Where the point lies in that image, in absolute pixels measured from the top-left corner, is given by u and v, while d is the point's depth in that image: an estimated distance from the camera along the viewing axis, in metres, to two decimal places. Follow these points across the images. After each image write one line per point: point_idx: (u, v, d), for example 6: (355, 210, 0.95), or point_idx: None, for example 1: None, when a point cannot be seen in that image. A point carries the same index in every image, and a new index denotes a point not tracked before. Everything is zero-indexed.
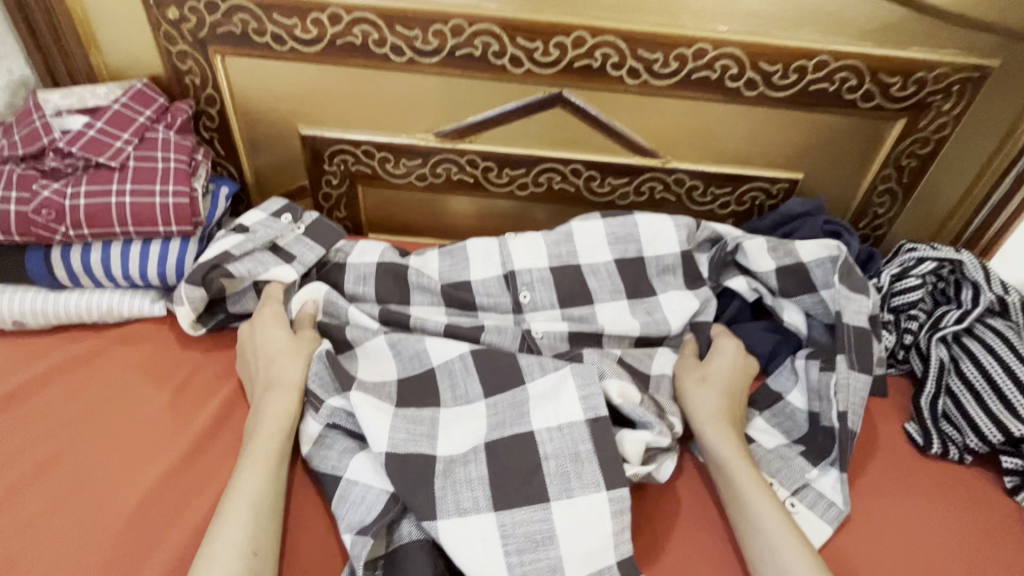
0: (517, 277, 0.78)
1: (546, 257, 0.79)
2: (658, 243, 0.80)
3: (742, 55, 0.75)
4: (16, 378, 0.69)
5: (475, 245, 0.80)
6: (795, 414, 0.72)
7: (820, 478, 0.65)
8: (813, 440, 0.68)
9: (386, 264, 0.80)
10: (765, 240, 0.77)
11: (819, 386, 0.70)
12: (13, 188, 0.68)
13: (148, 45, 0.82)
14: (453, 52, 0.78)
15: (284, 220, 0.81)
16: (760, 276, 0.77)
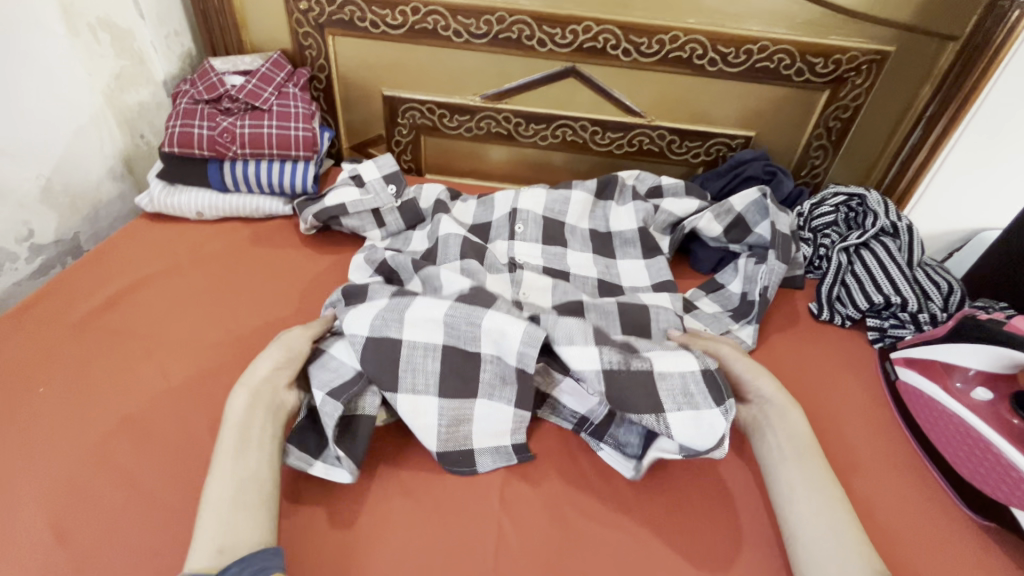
0: (518, 215, 1.04)
1: (545, 206, 1.06)
2: (621, 221, 1.08)
3: (705, 41, 1.04)
4: (201, 245, 1.03)
5: (500, 195, 1.09)
6: (729, 294, 0.99)
7: (738, 328, 0.91)
8: (739, 307, 0.95)
9: (439, 200, 1.05)
10: (712, 211, 1.03)
11: (751, 273, 0.98)
12: (204, 121, 1.02)
13: (282, 27, 1.15)
14: (497, 35, 1.09)
15: (387, 189, 1.04)
16: (710, 236, 1.05)
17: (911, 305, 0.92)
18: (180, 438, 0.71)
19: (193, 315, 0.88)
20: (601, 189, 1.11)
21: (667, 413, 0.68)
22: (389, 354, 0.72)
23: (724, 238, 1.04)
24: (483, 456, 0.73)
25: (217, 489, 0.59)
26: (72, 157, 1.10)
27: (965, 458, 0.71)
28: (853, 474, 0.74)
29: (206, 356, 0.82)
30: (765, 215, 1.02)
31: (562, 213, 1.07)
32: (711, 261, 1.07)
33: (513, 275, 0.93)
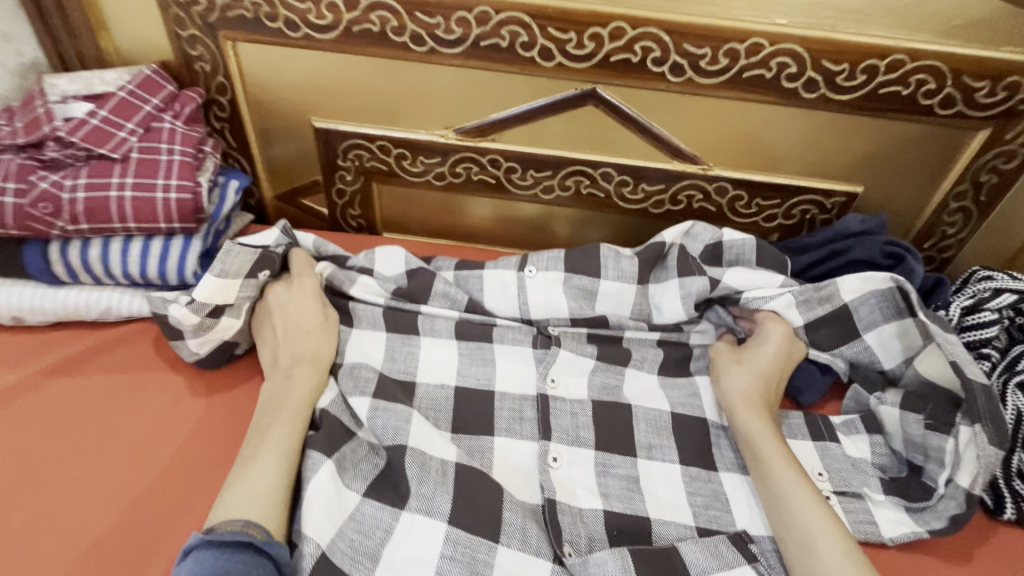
0: (533, 322, 0.76)
1: (566, 311, 0.74)
2: (666, 313, 0.76)
3: (804, 52, 0.66)
4: (9, 378, 0.65)
5: (495, 276, 0.76)
6: (878, 450, 0.69)
7: (882, 506, 0.65)
8: (902, 483, 0.67)
9: (412, 271, 0.76)
10: (795, 292, 0.74)
11: (918, 439, 0.66)
12: (11, 180, 0.65)
13: (157, 27, 0.77)
14: (478, 42, 0.71)
15: (279, 249, 0.72)
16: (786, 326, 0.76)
17: None
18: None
19: None
20: (647, 265, 0.76)
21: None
22: None
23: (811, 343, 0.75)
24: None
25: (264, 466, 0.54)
26: None
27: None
28: None
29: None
30: (890, 315, 0.73)
31: (590, 314, 0.75)
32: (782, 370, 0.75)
33: (543, 347, 0.74)
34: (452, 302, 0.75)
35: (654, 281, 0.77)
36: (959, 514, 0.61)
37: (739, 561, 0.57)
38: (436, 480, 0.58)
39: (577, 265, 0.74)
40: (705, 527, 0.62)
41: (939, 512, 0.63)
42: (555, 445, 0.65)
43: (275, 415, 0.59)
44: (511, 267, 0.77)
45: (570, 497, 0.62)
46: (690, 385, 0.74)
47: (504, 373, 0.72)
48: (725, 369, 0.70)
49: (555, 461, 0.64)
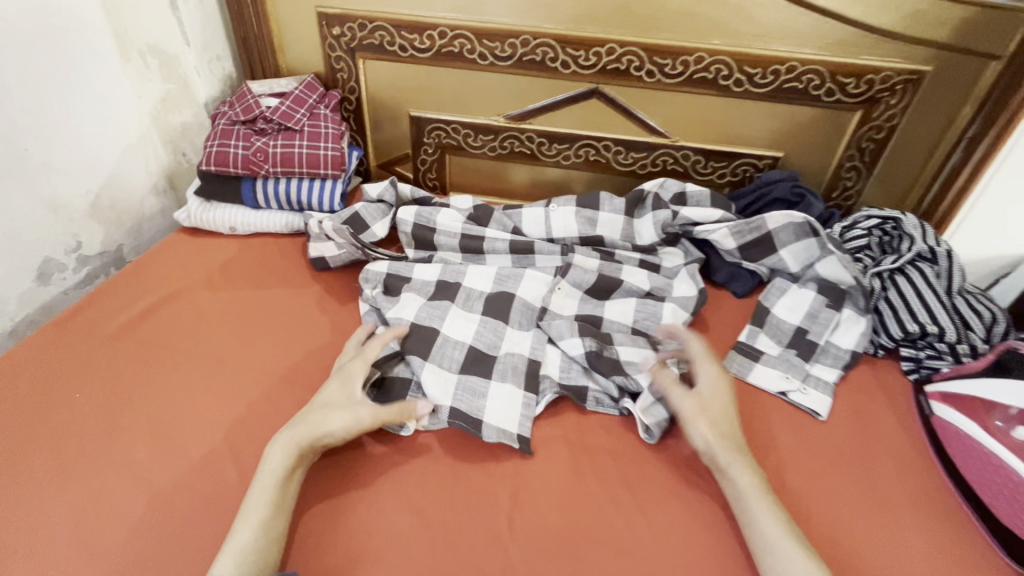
0: (556, 239, 1.07)
1: (576, 230, 1.06)
2: (644, 236, 1.06)
3: (731, 61, 1.03)
4: (230, 259, 1.06)
5: (529, 212, 1.08)
6: (782, 324, 0.93)
7: (812, 368, 0.87)
8: (799, 344, 0.91)
9: (477, 206, 1.10)
10: (730, 227, 1.02)
11: (813, 311, 0.93)
12: (240, 141, 1.08)
13: (317, 52, 1.20)
14: (522, 57, 1.11)
15: (386, 196, 1.10)
16: (724, 250, 1.04)
17: (950, 335, 0.87)
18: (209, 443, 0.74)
19: (226, 325, 0.91)
20: (631, 205, 1.08)
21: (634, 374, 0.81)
22: (426, 337, 0.84)
23: (740, 255, 1.03)
24: (488, 427, 0.75)
25: (249, 524, 0.60)
26: (117, 175, 1.17)
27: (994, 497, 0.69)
28: (871, 533, 0.68)
29: (233, 364, 0.84)
30: (800, 236, 0.98)
31: (591, 234, 1.06)
32: (721, 275, 1.05)
33: (565, 254, 1.02)
34: (504, 227, 1.08)
35: (636, 217, 1.08)
36: (850, 360, 0.88)
37: (644, 345, 0.87)
38: (473, 299, 0.93)
39: (585, 201, 1.07)
40: (640, 328, 0.92)
41: (838, 359, 0.89)
42: (563, 281, 0.96)
43: (259, 483, 0.64)
44: (539, 206, 1.09)
45: (559, 308, 0.94)
46: (666, 280, 1.01)
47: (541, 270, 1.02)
48: (692, 428, 0.72)
49: (558, 288, 0.95)
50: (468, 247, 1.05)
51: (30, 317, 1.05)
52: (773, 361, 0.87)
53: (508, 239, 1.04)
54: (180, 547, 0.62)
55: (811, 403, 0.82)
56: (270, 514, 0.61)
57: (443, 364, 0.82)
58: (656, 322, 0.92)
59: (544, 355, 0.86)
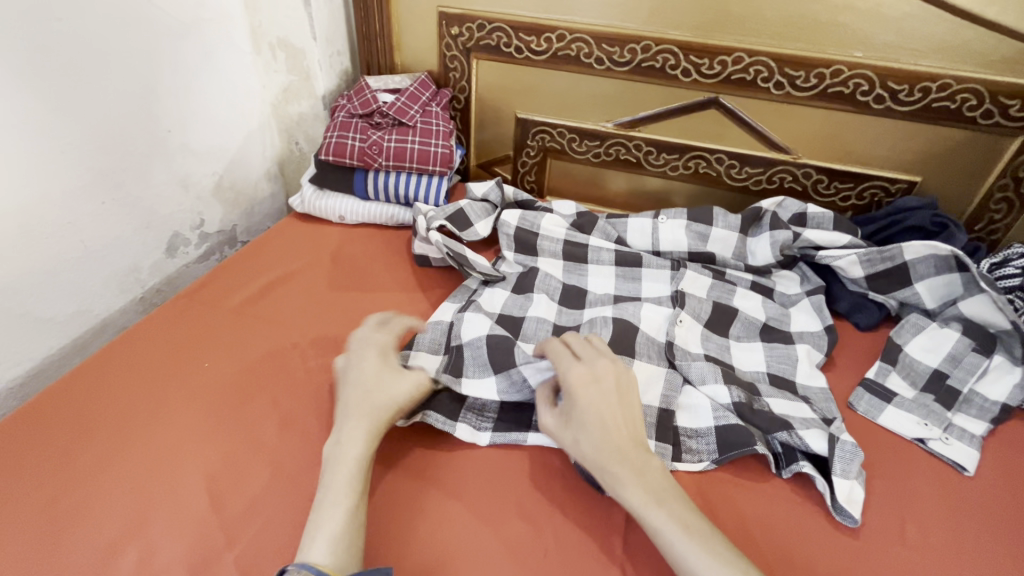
0: (663, 252, 1.03)
1: (686, 245, 1.02)
2: (758, 256, 1.00)
3: (873, 76, 0.96)
4: (338, 246, 1.09)
5: (636, 223, 1.04)
6: (916, 365, 0.85)
7: (953, 416, 0.79)
8: (935, 389, 0.82)
9: (581, 212, 1.08)
10: (860, 255, 0.93)
11: (955, 354, 0.84)
12: (357, 133, 1.11)
13: (433, 51, 1.23)
14: (640, 63, 1.08)
15: (491, 195, 1.10)
16: (849, 279, 0.96)
17: None
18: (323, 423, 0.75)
19: (337, 310, 0.93)
20: (747, 222, 1.01)
21: (800, 429, 0.71)
22: None
23: (868, 287, 0.95)
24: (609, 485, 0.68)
25: (332, 515, 0.58)
26: (238, 159, 1.23)
27: None
28: None
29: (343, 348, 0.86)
30: (942, 270, 0.88)
31: (702, 250, 1.02)
32: (843, 305, 0.97)
33: (676, 269, 0.99)
34: (607, 236, 1.05)
35: (750, 235, 1.02)
36: (998, 414, 0.78)
37: (796, 399, 0.78)
38: (596, 327, 0.86)
39: (696, 215, 1.02)
40: (776, 372, 0.84)
41: (982, 412, 0.79)
42: (683, 313, 0.90)
43: (329, 474, 0.61)
44: (646, 217, 1.05)
45: (686, 343, 0.86)
46: (783, 309, 0.95)
47: (647, 285, 0.98)
48: (568, 435, 0.66)
49: (680, 321, 0.88)
50: (572, 255, 1.01)
51: (156, 286, 1.12)
52: (908, 404, 0.79)
53: (613, 249, 1.02)
54: (288, 529, 0.62)
55: (954, 455, 0.73)
56: (353, 504, 0.59)
57: None
58: (792, 366, 0.84)
59: (678, 400, 0.78)
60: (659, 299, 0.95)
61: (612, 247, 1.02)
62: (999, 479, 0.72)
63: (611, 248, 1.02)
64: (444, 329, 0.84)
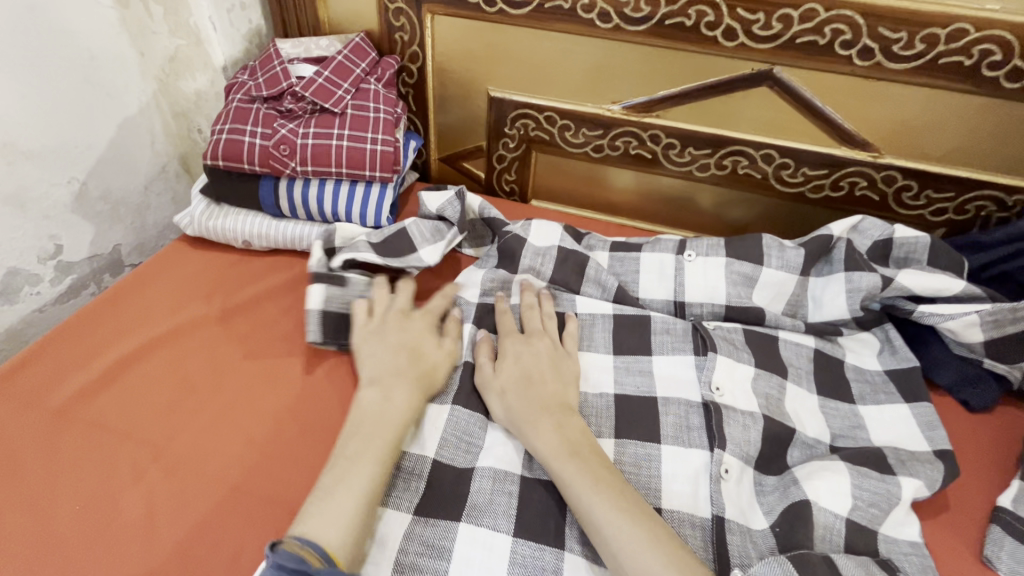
0: (686, 310, 0.72)
1: (722, 295, 0.71)
2: (825, 307, 0.71)
3: (1013, 40, 0.65)
4: (238, 286, 0.77)
5: (652, 260, 0.74)
6: None
7: None
8: None
9: (567, 250, 0.75)
10: (983, 314, 0.64)
11: None
12: (259, 125, 0.78)
13: (369, 1, 0.87)
14: (663, 21, 0.75)
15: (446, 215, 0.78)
16: (957, 342, 0.67)
17: None
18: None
19: (221, 399, 0.63)
20: (811, 258, 0.71)
21: None
22: None
23: (980, 355, 0.67)
24: None
25: None
26: (109, 158, 0.90)
27: None
28: None
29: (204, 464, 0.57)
30: None
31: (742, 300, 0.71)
32: (948, 378, 0.68)
33: (701, 353, 0.66)
34: (602, 290, 0.73)
35: (813, 275, 0.72)
36: None
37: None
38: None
39: (740, 252, 0.71)
40: (857, 521, 0.53)
41: None
42: (729, 457, 0.57)
43: None
44: (668, 250, 0.75)
45: (741, 515, 0.54)
46: (852, 411, 0.65)
47: (664, 381, 0.65)
48: (494, 388, 0.60)
49: (727, 473, 0.56)
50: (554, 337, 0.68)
51: None
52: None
53: (616, 318, 0.70)
54: None
55: None
56: None
57: None
58: (884, 512, 0.54)
59: None
60: (683, 404, 0.62)
61: (612, 309, 0.71)
62: None
63: (609, 313, 0.71)
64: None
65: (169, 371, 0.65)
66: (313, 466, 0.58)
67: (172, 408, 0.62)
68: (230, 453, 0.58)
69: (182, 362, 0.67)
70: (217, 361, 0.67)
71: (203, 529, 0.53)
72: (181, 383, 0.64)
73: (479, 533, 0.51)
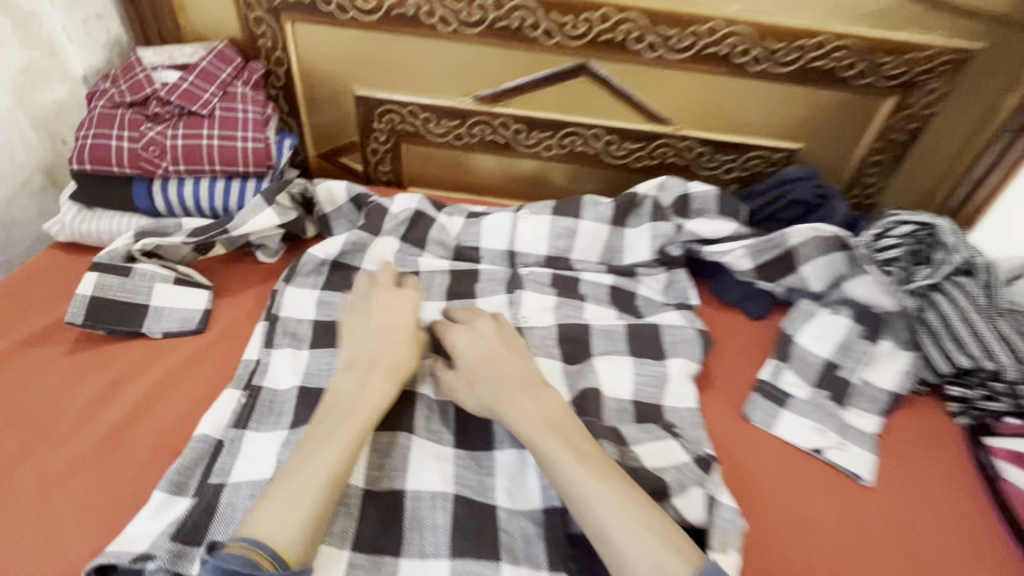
0: (517, 258, 0.88)
1: (546, 243, 0.87)
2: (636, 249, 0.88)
3: (750, 34, 0.85)
4: None
5: (492, 221, 0.88)
6: (808, 356, 0.79)
7: (846, 413, 0.73)
8: (827, 384, 0.77)
9: (421, 213, 0.89)
10: (748, 246, 0.84)
11: (846, 342, 0.79)
12: (126, 129, 0.82)
13: (228, 10, 0.93)
14: (493, 24, 0.88)
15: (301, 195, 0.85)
16: (737, 271, 0.87)
17: (1008, 374, 0.73)
18: (71, 562, 0.53)
19: (102, 375, 0.68)
20: (620, 212, 0.88)
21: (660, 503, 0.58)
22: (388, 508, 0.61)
23: (755, 277, 0.87)
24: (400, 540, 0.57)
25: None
26: None
27: None
28: None
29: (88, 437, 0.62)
30: (826, 252, 0.83)
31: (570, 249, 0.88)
32: (733, 296, 0.88)
33: (511, 290, 0.83)
34: (444, 249, 0.88)
35: (628, 226, 0.89)
36: (889, 404, 0.74)
37: (665, 435, 0.65)
38: (436, 420, 0.69)
39: (562, 209, 0.87)
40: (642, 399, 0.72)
41: (872, 404, 0.75)
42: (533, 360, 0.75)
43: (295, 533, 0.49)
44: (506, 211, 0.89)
45: None
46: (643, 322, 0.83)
47: (484, 315, 0.81)
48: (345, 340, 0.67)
49: None
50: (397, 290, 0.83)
51: None
52: (801, 407, 0.73)
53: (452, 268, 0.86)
54: None
55: (849, 463, 0.68)
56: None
57: None
58: (660, 389, 0.72)
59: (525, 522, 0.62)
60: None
61: (448, 267, 0.86)
62: (896, 479, 0.68)
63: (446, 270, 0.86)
64: (209, 453, 0.60)
65: (47, 363, 0.69)
66: (195, 411, 0.66)
67: (54, 394, 0.66)
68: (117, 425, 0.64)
69: (62, 354, 0.70)
70: (99, 348, 0.71)
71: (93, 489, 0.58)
72: (61, 371, 0.68)
73: None
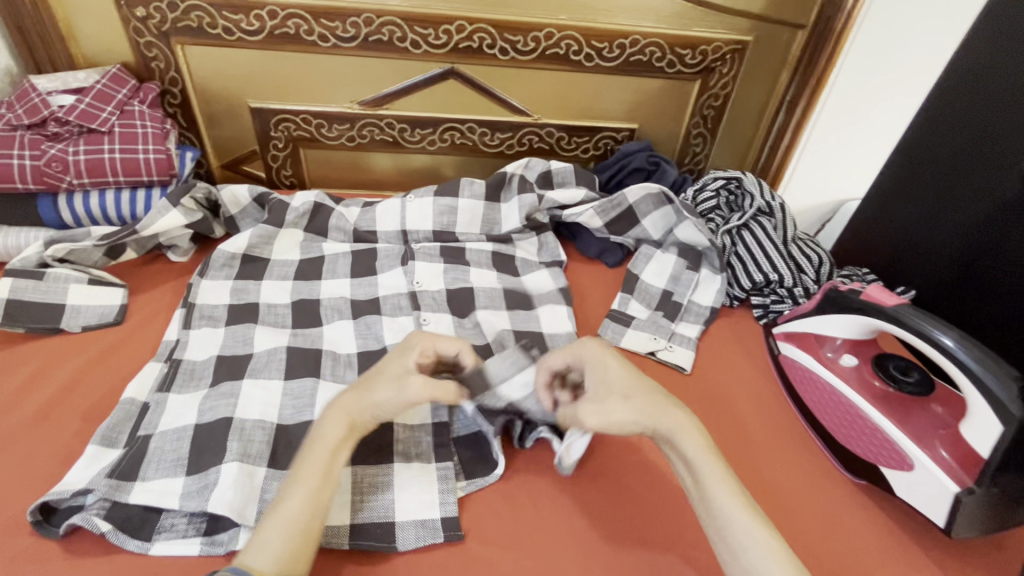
0: (409, 236, 1.02)
1: (433, 220, 1.02)
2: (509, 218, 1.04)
3: (580, 36, 1.05)
4: None
5: (384, 207, 1.02)
6: (649, 288, 0.98)
7: (677, 326, 0.93)
8: (665, 307, 0.96)
9: (320, 204, 1.00)
10: (596, 207, 1.03)
11: (676, 274, 1.00)
12: (26, 149, 0.89)
13: (119, 37, 1.01)
14: (367, 37, 1.03)
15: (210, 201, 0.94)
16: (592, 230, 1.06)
17: (787, 280, 0.96)
18: (18, 507, 0.62)
19: (27, 367, 0.76)
20: (493, 189, 1.05)
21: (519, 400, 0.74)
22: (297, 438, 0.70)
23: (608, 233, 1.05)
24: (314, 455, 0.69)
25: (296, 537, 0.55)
26: None
27: (834, 421, 0.77)
28: (758, 461, 0.76)
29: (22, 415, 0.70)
30: (659, 206, 1.02)
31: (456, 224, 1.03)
32: (593, 250, 1.06)
33: (405, 263, 0.96)
34: (344, 234, 1.00)
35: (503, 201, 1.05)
36: (709, 317, 0.95)
37: None
38: (342, 367, 0.80)
39: (442, 191, 1.02)
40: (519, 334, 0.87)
41: (697, 318, 0.95)
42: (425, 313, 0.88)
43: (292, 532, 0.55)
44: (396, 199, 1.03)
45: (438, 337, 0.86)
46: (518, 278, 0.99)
47: (384, 284, 0.94)
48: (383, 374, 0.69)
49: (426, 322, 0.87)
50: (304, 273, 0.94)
51: None
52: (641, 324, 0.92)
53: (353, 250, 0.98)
54: None
55: (676, 359, 0.88)
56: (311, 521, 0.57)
57: (249, 454, 0.67)
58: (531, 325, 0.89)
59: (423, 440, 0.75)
60: (395, 295, 0.91)
61: (349, 250, 0.99)
62: (709, 368, 0.88)
63: (347, 252, 0.98)
64: (136, 412, 0.71)
65: None
66: (121, 383, 0.76)
67: None
68: (49, 402, 0.72)
69: None
70: (22, 345, 0.79)
71: (32, 453, 0.67)
72: None
73: (253, 391, 0.73)
